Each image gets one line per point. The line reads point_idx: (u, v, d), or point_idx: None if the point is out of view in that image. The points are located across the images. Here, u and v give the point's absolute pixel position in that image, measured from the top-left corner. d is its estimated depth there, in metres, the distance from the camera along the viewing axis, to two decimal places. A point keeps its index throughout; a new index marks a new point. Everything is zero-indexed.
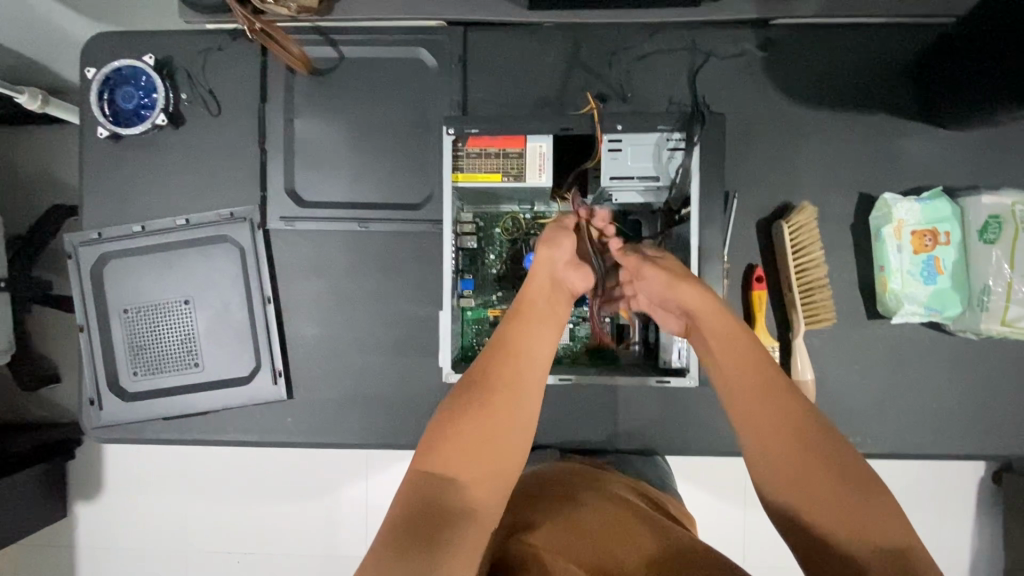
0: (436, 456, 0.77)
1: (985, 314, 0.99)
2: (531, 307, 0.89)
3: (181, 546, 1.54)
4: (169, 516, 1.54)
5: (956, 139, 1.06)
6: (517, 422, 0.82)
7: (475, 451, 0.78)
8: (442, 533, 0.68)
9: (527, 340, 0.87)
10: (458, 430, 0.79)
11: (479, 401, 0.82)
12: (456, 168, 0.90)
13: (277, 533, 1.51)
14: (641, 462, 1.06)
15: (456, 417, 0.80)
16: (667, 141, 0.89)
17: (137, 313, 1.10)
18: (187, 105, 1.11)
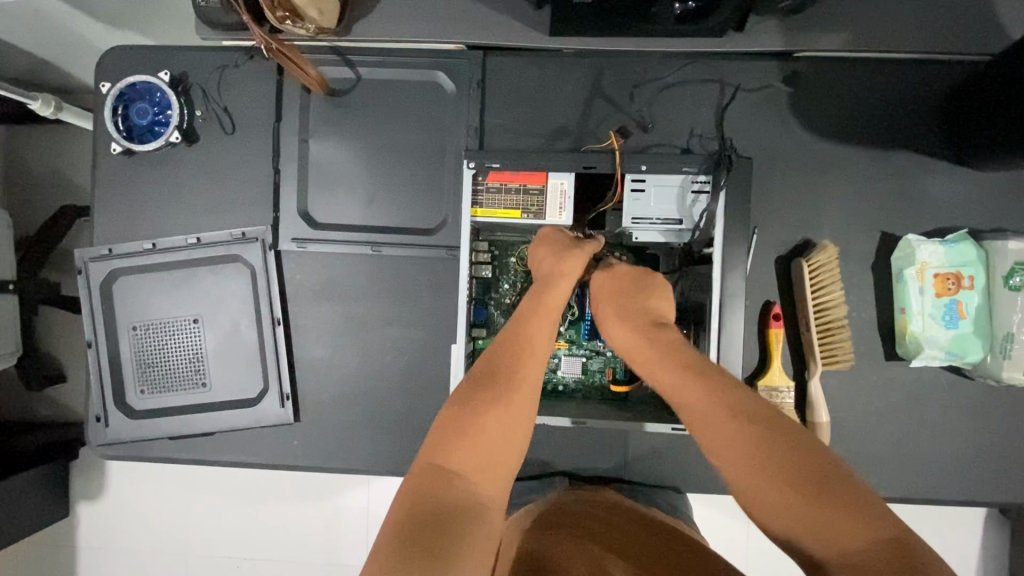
0: (448, 450, 0.69)
1: (1007, 362, 0.98)
2: (549, 306, 0.84)
3: (181, 552, 1.53)
4: (171, 523, 1.53)
5: (982, 181, 1.04)
6: (528, 424, 0.76)
7: (488, 451, 0.70)
8: (458, 535, 0.61)
9: (543, 338, 0.82)
10: (474, 424, 0.71)
11: (496, 396, 0.74)
12: (475, 203, 0.88)
13: (278, 542, 1.50)
14: (651, 489, 1.05)
15: (472, 409, 0.73)
16: (691, 183, 0.87)
17: (145, 331, 1.09)
18: (201, 122, 1.10)
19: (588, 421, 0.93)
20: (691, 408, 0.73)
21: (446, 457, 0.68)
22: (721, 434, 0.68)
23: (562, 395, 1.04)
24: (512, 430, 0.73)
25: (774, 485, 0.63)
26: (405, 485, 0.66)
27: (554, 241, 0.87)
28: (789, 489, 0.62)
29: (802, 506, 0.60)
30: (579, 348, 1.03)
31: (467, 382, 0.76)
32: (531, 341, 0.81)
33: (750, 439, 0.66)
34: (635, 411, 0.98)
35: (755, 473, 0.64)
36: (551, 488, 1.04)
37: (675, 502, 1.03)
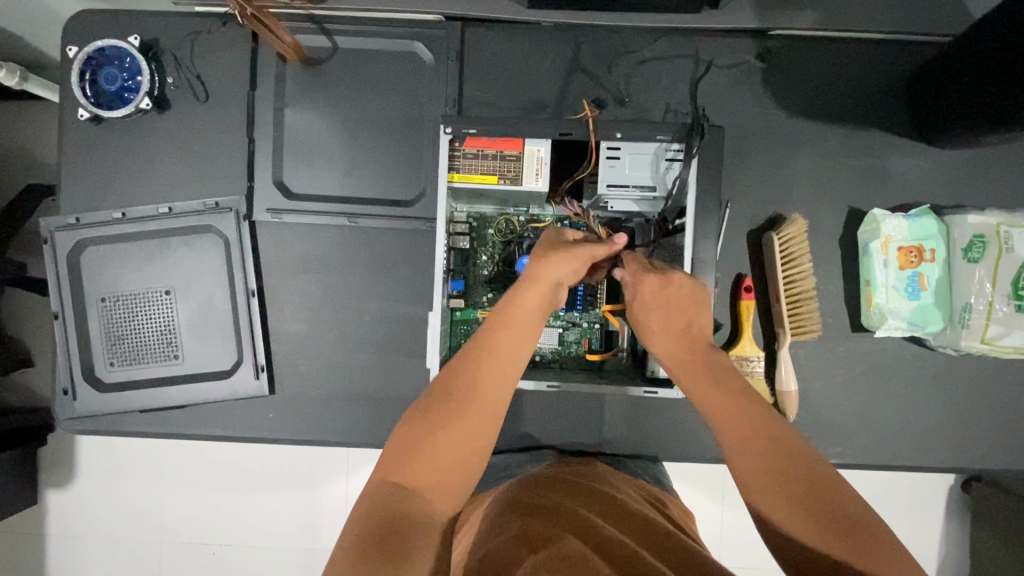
0: (401, 466, 0.69)
1: (965, 332, 1.01)
2: (516, 315, 0.82)
3: (154, 536, 1.51)
4: (144, 508, 1.50)
5: (943, 159, 1.08)
6: (485, 438, 0.74)
7: (443, 465, 0.70)
8: (408, 539, 0.61)
9: (503, 346, 0.80)
10: (428, 441, 0.71)
11: (452, 411, 0.74)
12: (452, 169, 0.87)
13: (256, 526, 1.49)
14: (634, 458, 1.09)
15: (428, 426, 0.73)
16: (665, 151, 0.87)
17: (115, 303, 1.07)
18: (173, 89, 1.07)
19: (563, 386, 0.95)
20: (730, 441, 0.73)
21: (400, 473, 0.69)
22: (750, 467, 0.70)
23: (539, 366, 1.05)
24: (466, 444, 0.73)
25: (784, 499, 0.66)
26: (362, 496, 0.67)
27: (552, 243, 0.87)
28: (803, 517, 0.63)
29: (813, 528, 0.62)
30: (556, 320, 1.04)
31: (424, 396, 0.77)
32: (490, 349, 0.79)
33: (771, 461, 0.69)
34: (611, 378, 1.00)
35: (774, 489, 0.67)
36: (531, 459, 1.06)
37: (654, 472, 1.05)
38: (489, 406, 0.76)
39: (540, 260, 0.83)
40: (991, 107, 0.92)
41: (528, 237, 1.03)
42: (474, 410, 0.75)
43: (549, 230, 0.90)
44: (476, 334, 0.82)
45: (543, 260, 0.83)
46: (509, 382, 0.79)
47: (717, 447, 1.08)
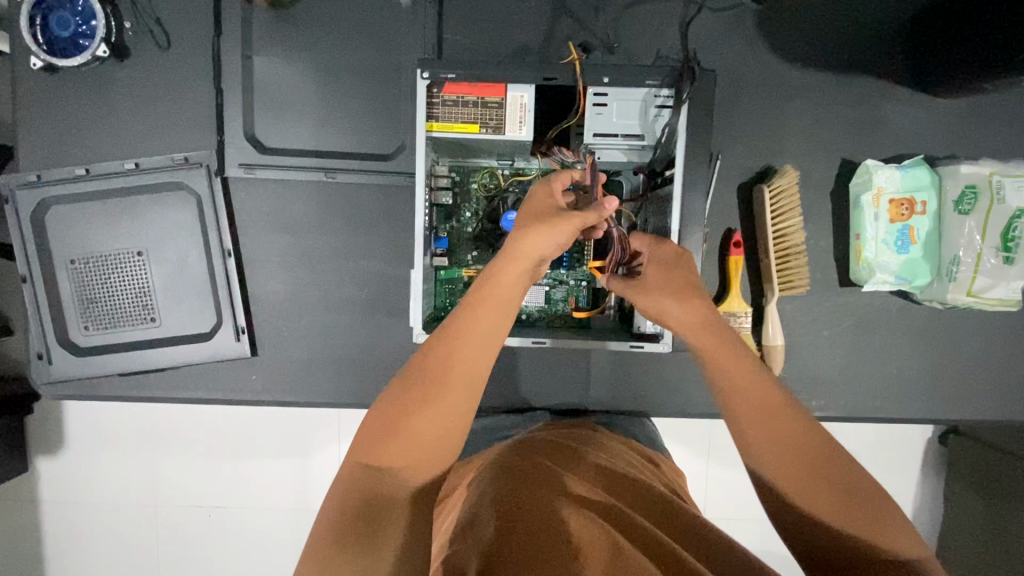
0: (377, 443, 0.59)
1: (952, 285, 1.00)
2: (500, 293, 0.69)
3: (147, 502, 1.51)
4: (132, 476, 1.50)
5: (939, 107, 1.05)
6: (466, 417, 0.62)
7: (425, 447, 0.59)
8: (384, 526, 0.55)
9: (489, 324, 0.67)
10: (403, 420, 0.59)
11: (426, 390, 0.61)
12: (431, 117, 0.81)
13: (249, 489, 1.50)
14: (626, 414, 1.09)
15: (403, 403, 0.61)
16: (655, 97, 0.81)
17: (85, 265, 1.03)
18: (131, 36, 1.00)
19: (548, 341, 0.94)
20: (739, 422, 0.62)
21: (375, 450, 0.59)
22: (760, 448, 0.60)
23: (526, 324, 1.03)
24: (442, 423, 0.60)
25: (792, 467, 0.58)
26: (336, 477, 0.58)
27: (540, 212, 0.75)
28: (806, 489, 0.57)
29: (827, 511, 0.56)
30: (543, 277, 1.03)
31: (398, 374, 0.64)
32: (470, 326, 0.66)
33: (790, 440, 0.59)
34: (597, 334, 0.99)
35: (789, 467, 0.58)
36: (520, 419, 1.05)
37: (647, 428, 1.05)
38: (466, 381, 0.63)
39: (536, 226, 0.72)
40: (976, 54, 0.94)
41: (513, 191, 1.00)
42: (458, 392, 0.62)
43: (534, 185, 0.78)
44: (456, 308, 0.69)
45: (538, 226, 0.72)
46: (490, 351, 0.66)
47: (702, 402, 1.09)
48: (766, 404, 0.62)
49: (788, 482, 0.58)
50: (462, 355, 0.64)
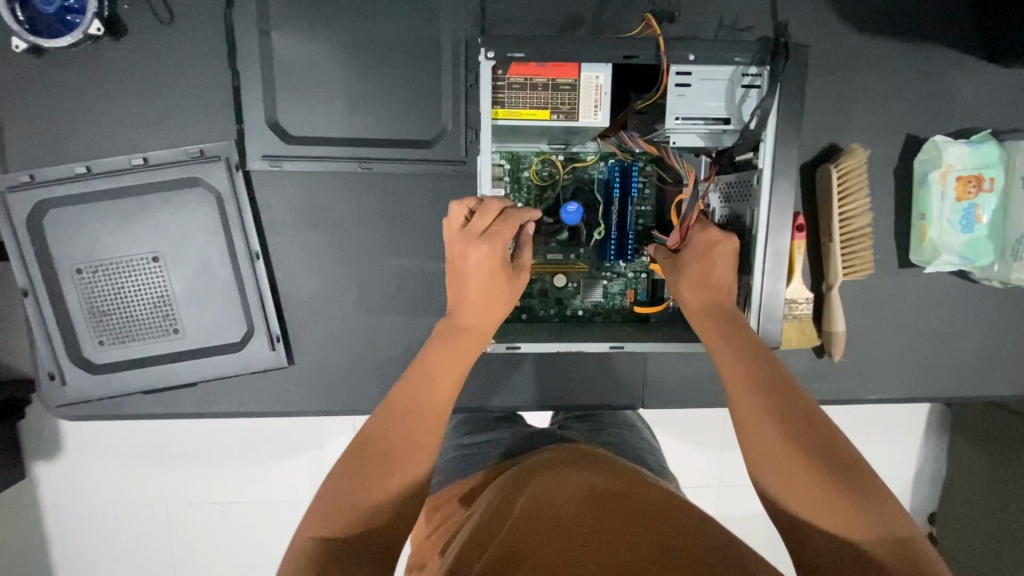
0: (350, 477, 0.62)
1: (1017, 265, 0.97)
2: (472, 329, 0.76)
3: (124, 536, 1.29)
4: (122, 496, 1.27)
5: (1006, 78, 1.00)
6: (430, 447, 0.66)
7: (386, 476, 0.62)
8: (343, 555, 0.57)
9: (444, 362, 0.72)
10: (373, 455, 0.64)
11: (395, 426, 0.66)
12: (496, 104, 0.73)
13: (244, 519, 1.29)
14: (636, 437, 1.00)
15: (372, 440, 0.65)
16: (742, 77, 0.74)
17: (94, 274, 0.92)
18: (127, 10, 0.88)
19: (626, 345, 0.87)
20: (744, 408, 0.64)
21: (344, 485, 0.61)
22: (762, 436, 0.61)
23: (582, 321, 0.98)
24: (418, 449, 0.65)
25: (782, 460, 0.59)
26: (306, 514, 0.60)
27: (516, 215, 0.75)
28: (810, 480, 0.57)
29: (827, 509, 0.56)
30: (600, 271, 0.96)
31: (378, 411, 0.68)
32: (433, 367, 0.71)
33: (796, 427, 0.61)
34: (661, 331, 0.93)
35: (781, 461, 0.59)
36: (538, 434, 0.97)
37: (658, 458, 0.96)
38: (443, 408, 0.69)
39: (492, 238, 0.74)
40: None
41: (570, 180, 0.92)
42: (418, 426, 0.67)
43: (453, 203, 0.76)
44: (425, 349, 0.74)
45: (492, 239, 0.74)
46: (459, 378, 0.73)
47: None
48: (773, 401, 0.63)
49: (779, 477, 0.59)
50: (423, 393, 0.69)
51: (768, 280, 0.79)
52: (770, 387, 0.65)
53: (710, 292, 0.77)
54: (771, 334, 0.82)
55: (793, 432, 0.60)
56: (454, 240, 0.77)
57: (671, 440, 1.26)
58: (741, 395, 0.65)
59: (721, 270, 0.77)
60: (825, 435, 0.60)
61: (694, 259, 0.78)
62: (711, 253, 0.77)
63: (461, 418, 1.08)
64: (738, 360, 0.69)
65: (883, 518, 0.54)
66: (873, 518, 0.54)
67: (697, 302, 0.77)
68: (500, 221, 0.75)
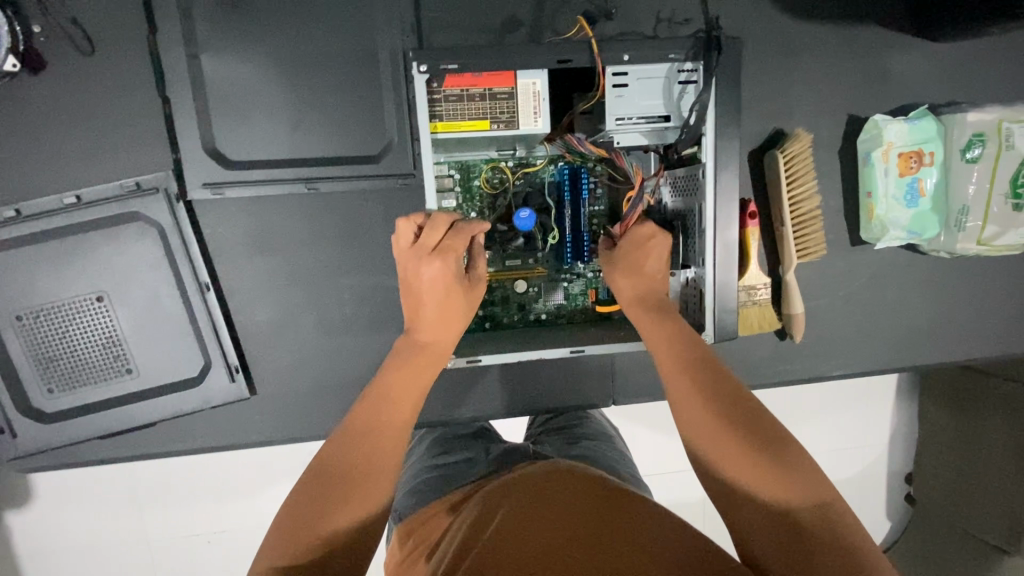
0: (306, 503, 0.60)
1: (962, 235, 1.01)
2: (428, 346, 0.74)
3: None
4: (90, 547, 1.22)
5: (939, 53, 1.03)
6: (386, 469, 0.65)
7: (341, 499, 0.61)
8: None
9: (405, 383, 0.71)
10: (331, 478, 0.62)
11: (354, 449, 0.65)
12: (434, 117, 0.72)
13: (221, 557, 1.26)
14: (608, 448, 0.99)
15: (332, 463, 0.64)
16: (678, 73, 0.75)
17: (34, 319, 0.88)
18: (43, 41, 0.84)
19: (588, 348, 0.87)
20: (676, 386, 0.69)
21: (302, 508, 0.60)
22: (696, 413, 0.66)
23: (546, 325, 0.98)
24: (380, 475, 0.64)
25: (711, 431, 0.64)
26: (267, 538, 0.59)
27: (462, 228, 0.74)
28: (739, 447, 0.61)
29: (754, 475, 0.59)
30: (560, 273, 0.96)
31: (335, 435, 0.67)
32: (395, 388, 0.70)
33: (726, 404, 0.65)
34: (623, 329, 0.93)
35: (711, 432, 0.63)
36: (511, 452, 0.95)
37: (630, 469, 0.95)
38: (402, 432, 0.68)
39: (438, 255, 0.72)
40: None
41: (521, 185, 0.92)
42: (373, 449, 0.65)
43: (400, 220, 0.74)
44: (383, 368, 0.73)
45: (438, 256, 0.72)
46: (418, 398, 0.71)
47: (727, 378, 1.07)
48: (703, 380, 0.68)
49: (710, 448, 0.63)
50: (382, 416, 0.68)
51: (720, 273, 0.81)
52: (700, 368, 0.70)
53: (646, 283, 0.80)
54: (728, 324, 0.83)
55: (721, 408, 0.65)
56: (404, 258, 0.75)
57: (649, 430, 1.27)
58: (674, 376, 0.70)
59: (653, 264, 0.81)
60: (751, 409, 0.64)
61: (629, 252, 0.81)
62: (647, 245, 0.80)
63: (433, 436, 1.05)
64: (672, 345, 0.73)
65: (801, 481, 0.58)
66: (796, 482, 0.58)
67: (632, 294, 0.80)
68: (451, 233, 0.74)
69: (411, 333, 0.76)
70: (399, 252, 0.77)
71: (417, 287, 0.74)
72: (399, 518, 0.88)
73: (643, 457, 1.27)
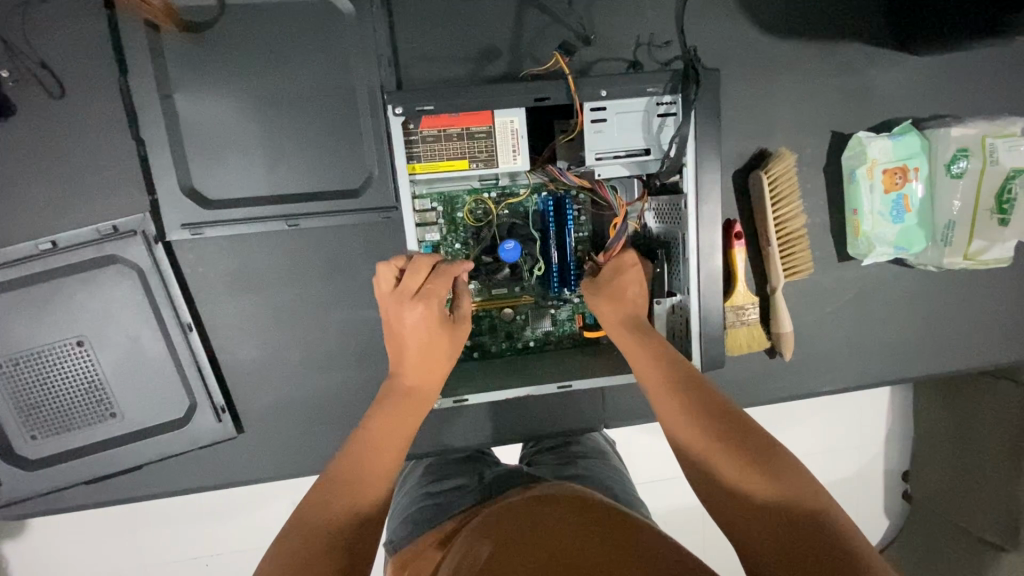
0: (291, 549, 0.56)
1: (948, 249, 1.00)
2: (411, 388, 0.74)
3: None
4: None
5: (921, 66, 1.02)
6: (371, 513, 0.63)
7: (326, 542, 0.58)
8: None
9: (389, 428, 0.70)
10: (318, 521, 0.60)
11: (339, 494, 0.63)
12: (411, 158, 0.71)
13: None
14: (606, 465, 0.95)
15: (317, 507, 0.61)
16: (657, 105, 0.74)
17: (14, 366, 0.87)
18: (12, 86, 0.83)
19: (575, 382, 0.86)
20: (663, 400, 0.66)
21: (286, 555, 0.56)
22: (685, 425, 0.62)
23: (535, 352, 0.97)
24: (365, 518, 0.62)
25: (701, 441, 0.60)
26: None
27: (444, 268, 0.74)
28: (728, 457, 0.57)
29: (750, 480, 0.55)
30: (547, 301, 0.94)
31: (319, 482, 0.65)
32: (379, 434, 0.70)
33: (714, 413, 0.61)
34: (611, 357, 0.92)
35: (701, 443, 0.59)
36: (503, 475, 0.91)
37: (628, 486, 0.91)
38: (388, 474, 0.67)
39: (419, 299, 0.73)
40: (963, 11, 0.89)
41: (505, 216, 0.91)
42: (359, 493, 0.64)
43: (381, 265, 0.75)
44: (368, 415, 0.72)
45: (420, 299, 0.73)
46: (403, 444, 0.70)
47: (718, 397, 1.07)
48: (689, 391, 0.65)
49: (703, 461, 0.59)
50: (368, 461, 0.67)
51: (706, 303, 0.80)
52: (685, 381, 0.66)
53: (630, 308, 0.78)
54: (716, 353, 0.82)
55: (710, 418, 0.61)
56: (386, 303, 0.75)
57: (645, 448, 1.25)
58: (661, 395, 0.66)
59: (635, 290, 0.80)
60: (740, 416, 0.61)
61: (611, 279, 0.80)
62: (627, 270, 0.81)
63: (428, 462, 1.02)
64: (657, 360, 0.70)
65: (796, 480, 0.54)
66: (793, 483, 0.53)
67: (616, 317, 0.77)
68: (434, 276, 0.74)
69: (397, 374, 0.76)
70: (381, 296, 0.77)
71: (398, 330, 0.74)
72: (393, 550, 0.84)
73: (639, 476, 1.26)
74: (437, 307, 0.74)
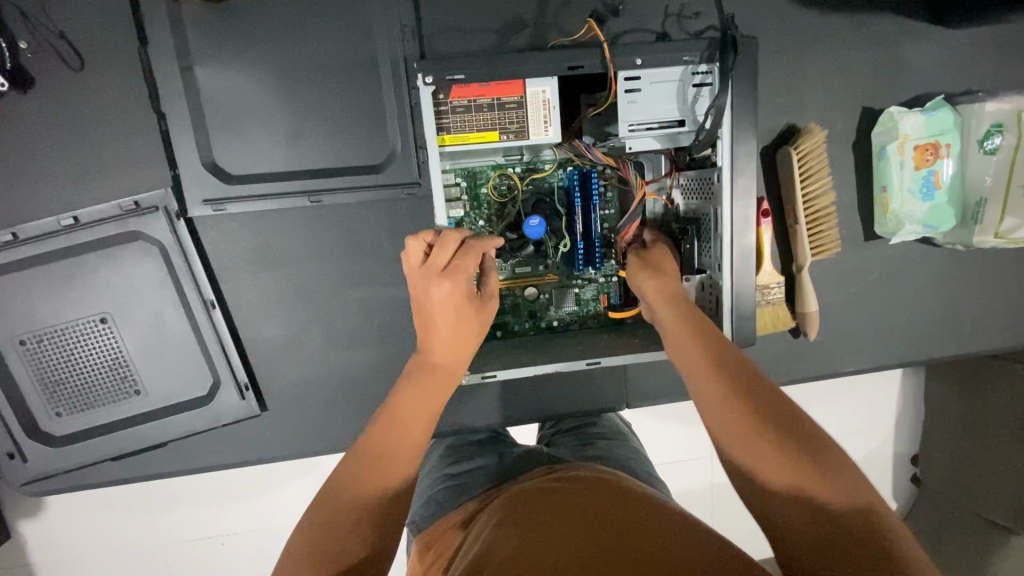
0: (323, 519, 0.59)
1: (979, 227, 0.99)
2: (440, 363, 0.73)
3: None
4: None
5: (955, 39, 1.00)
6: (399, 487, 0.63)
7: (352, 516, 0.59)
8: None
9: (417, 401, 0.69)
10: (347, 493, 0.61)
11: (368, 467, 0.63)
12: (441, 130, 0.70)
13: None
14: (625, 446, 0.95)
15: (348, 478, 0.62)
16: (692, 75, 0.73)
17: (38, 343, 0.87)
18: (30, 58, 0.81)
19: (603, 360, 0.85)
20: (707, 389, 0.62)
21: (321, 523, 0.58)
22: (731, 418, 0.59)
23: (559, 331, 0.96)
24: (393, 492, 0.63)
25: (749, 438, 0.57)
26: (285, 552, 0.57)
27: (471, 247, 0.73)
28: (781, 459, 0.54)
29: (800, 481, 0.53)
30: (571, 279, 0.93)
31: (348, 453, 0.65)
32: (408, 408, 0.68)
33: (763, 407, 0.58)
34: (637, 336, 0.90)
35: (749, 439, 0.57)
36: (526, 454, 0.91)
37: (648, 467, 0.91)
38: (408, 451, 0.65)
39: (445, 277, 0.71)
40: None
41: (530, 191, 0.89)
42: (388, 467, 0.64)
43: (411, 239, 0.74)
44: (397, 387, 0.72)
45: (446, 277, 0.71)
46: (430, 419, 0.69)
47: None
48: (737, 381, 0.61)
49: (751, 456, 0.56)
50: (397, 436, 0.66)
51: (740, 280, 0.78)
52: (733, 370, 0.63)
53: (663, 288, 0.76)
54: (746, 331, 0.81)
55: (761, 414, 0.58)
56: (414, 277, 0.74)
57: (662, 428, 1.25)
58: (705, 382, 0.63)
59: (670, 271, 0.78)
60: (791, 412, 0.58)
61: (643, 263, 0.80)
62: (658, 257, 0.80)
63: (449, 443, 1.02)
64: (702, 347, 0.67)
65: (848, 486, 0.52)
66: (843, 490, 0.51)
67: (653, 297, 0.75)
68: (461, 253, 0.73)
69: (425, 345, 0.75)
70: (409, 271, 0.76)
71: (425, 305, 0.73)
72: (417, 530, 0.84)
73: (656, 458, 1.26)
74: (463, 284, 0.72)
